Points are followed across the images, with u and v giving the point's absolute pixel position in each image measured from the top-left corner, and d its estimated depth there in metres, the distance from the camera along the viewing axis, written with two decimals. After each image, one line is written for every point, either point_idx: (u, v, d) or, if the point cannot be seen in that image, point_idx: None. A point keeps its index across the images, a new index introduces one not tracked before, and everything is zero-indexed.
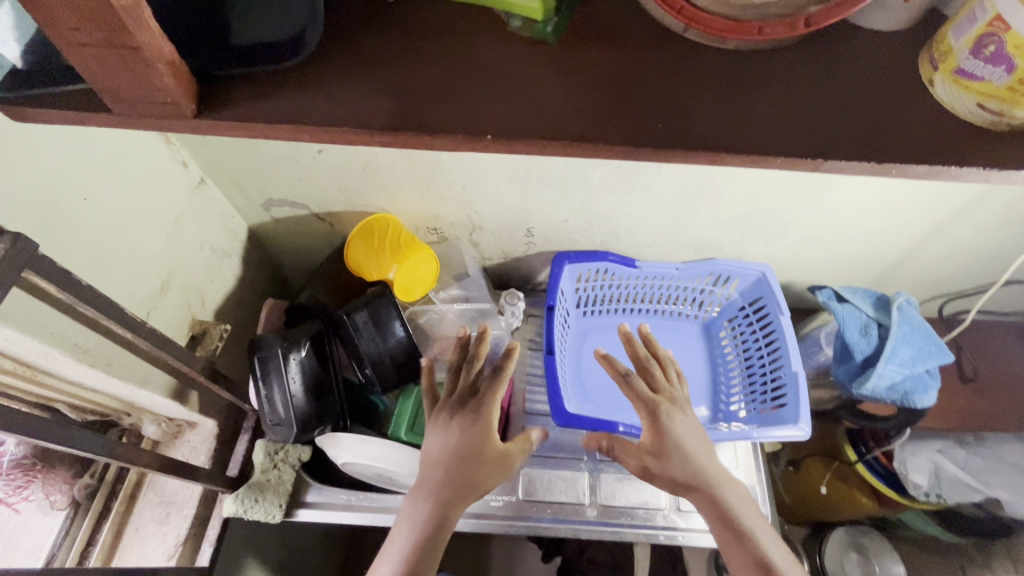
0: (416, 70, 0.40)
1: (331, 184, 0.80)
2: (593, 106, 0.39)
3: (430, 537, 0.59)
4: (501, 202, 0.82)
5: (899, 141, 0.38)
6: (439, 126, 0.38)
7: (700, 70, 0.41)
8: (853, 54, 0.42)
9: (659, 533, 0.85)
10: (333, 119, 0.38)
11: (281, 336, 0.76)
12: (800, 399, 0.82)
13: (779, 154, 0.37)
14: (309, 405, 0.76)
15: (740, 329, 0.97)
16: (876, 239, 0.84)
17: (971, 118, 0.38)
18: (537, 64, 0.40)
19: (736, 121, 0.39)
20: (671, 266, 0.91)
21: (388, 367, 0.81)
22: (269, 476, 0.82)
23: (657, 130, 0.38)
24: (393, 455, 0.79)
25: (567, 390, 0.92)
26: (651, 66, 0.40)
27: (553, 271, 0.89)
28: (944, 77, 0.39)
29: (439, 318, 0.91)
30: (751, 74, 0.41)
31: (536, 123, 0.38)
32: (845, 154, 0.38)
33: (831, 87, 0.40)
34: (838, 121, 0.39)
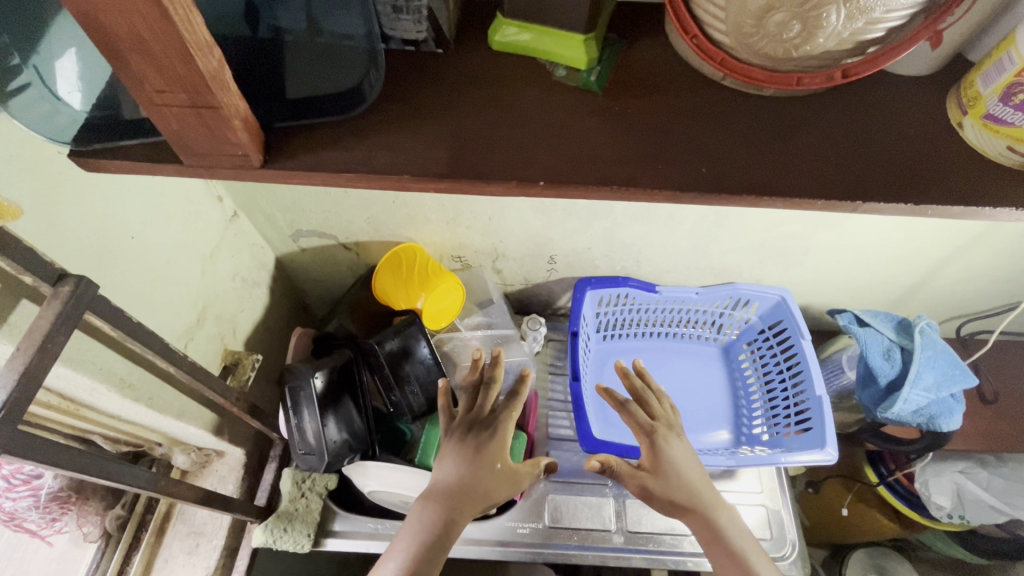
0: (469, 118, 0.42)
1: (360, 216, 0.82)
2: (640, 152, 0.41)
3: (435, 541, 0.58)
4: (525, 231, 0.83)
5: (934, 182, 0.40)
6: (496, 173, 0.40)
7: (738, 115, 0.43)
8: (881, 98, 0.44)
9: (687, 559, 0.85)
10: (397, 169, 0.40)
11: (311, 366, 0.76)
12: (825, 423, 0.83)
13: (819, 197, 0.39)
14: (339, 435, 0.76)
15: (759, 352, 0.98)
16: (894, 264, 0.86)
17: (1002, 159, 0.40)
18: (584, 112, 0.42)
19: (777, 164, 0.41)
20: (691, 290, 0.93)
21: (416, 395, 0.82)
22: (296, 505, 0.82)
23: (701, 175, 0.40)
24: (421, 483, 0.79)
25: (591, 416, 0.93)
26: (689, 113, 0.43)
27: (575, 296, 0.90)
28: (974, 121, 0.40)
29: (464, 346, 0.92)
30: (786, 119, 0.43)
31: (587, 169, 0.40)
32: (882, 197, 0.40)
33: (863, 130, 0.42)
34: (873, 164, 0.41)
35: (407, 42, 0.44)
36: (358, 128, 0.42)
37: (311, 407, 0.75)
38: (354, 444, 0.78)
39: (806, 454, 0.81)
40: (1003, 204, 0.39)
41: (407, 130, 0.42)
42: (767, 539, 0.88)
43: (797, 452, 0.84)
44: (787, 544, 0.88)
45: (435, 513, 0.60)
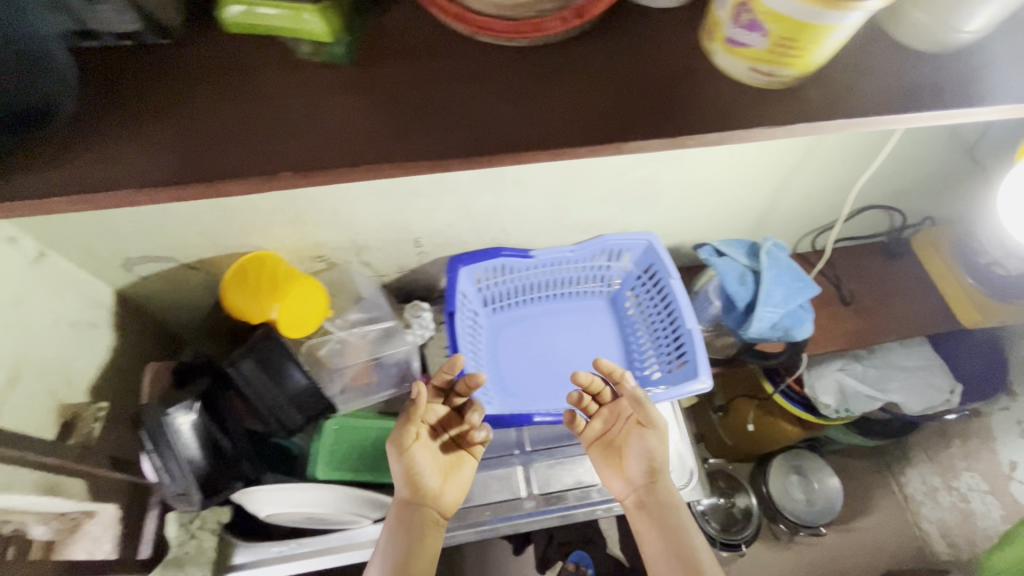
0: (205, 114, 0.38)
1: (192, 232, 0.75)
2: (393, 124, 0.38)
3: (405, 546, 0.67)
4: (380, 218, 0.80)
5: (694, 112, 0.41)
6: (240, 169, 0.36)
7: (498, 68, 0.41)
8: (643, 33, 0.43)
9: (597, 508, 0.88)
10: (129, 184, 0.36)
11: (165, 401, 0.71)
12: (698, 353, 0.87)
13: (583, 144, 0.38)
14: (210, 465, 0.72)
15: (641, 297, 1.01)
16: (741, 193, 0.90)
17: (750, 81, 0.41)
18: (333, 88, 0.39)
19: (538, 114, 0.39)
20: (565, 249, 0.93)
21: (289, 413, 0.75)
22: (186, 548, 0.78)
23: (461, 139, 0.38)
24: (313, 497, 0.78)
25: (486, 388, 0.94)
26: (445, 74, 0.40)
27: (449, 276, 0.89)
28: (719, 46, 0.41)
29: (342, 346, 0.88)
30: (549, 68, 0.41)
31: (337, 152, 0.37)
32: (644, 134, 0.39)
33: (626, 68, 0.42)
34: (636, 99, 0.40)
35: (121, 36, 0.39)
36: (77, 141, 0.37)
37: (172, 443, 0.70)
38: (229, 472, 0.74)
39: (686, 386, 0.86)
40: (759, 128, 0.40)
41: (137, 137, 0.37)
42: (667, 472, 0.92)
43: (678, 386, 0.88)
44: (686, 474, 0.92)
45: (393, 548, 0.68)
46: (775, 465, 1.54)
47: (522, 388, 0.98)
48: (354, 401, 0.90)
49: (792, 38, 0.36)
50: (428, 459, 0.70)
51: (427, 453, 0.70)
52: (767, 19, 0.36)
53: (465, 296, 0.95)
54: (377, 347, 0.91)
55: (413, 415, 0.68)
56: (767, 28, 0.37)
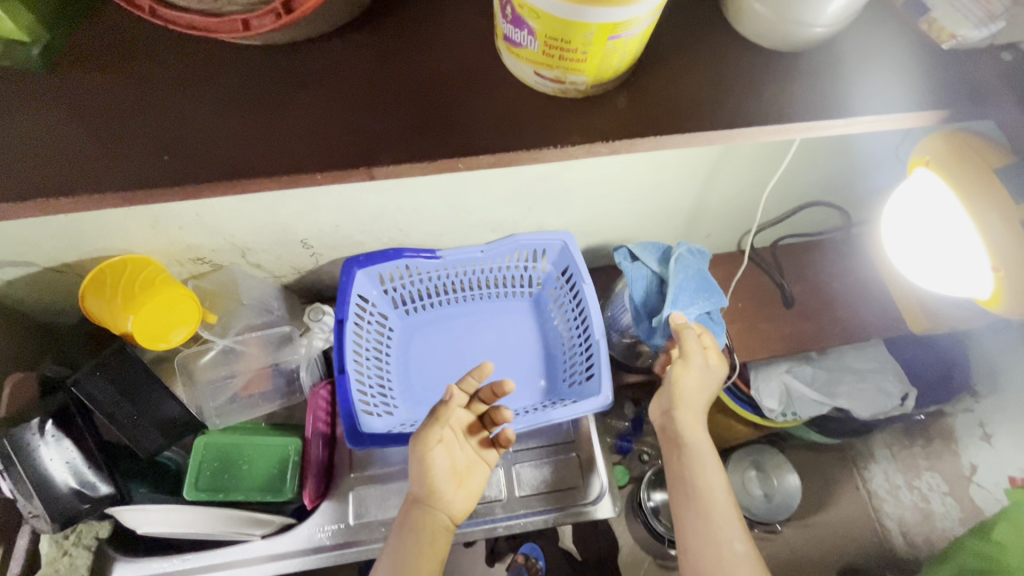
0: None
1: (41, 237, 0.69)
2: (89, 147, 0.34)
3: (411, 550, 0.65)
4: (254, 221, 0.74)
5: (465, 130, 0.34)
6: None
7: (226, 80, 0.36)
8: (419, 30, 0.36)
9: (499, 525, 0.85)
10: None
11: (10, 421, 0.67)
12: (602, 370, 0.81)
13: (311, 171, 0.33)
14: (62, 488, 0.67)
15: (562, 300, 0.93)
16: (660, 190, 0.83)
17: (540, 87, 0.34)
18: (38, 103, 0.36)
19: (257, 133, 0.34)
20: (475, 249, 0.87)
21: (149, 431, 0.69)
22: (57, 566, 0.74)
23: (163, 165, 0.34)
24: (181, 518, 0.73)
25: (388, 397, 0.89)
26: (165, 88, 0.36)
27: (343, 279, 0.83)
28: (502, 45, 0.33)
29: (232, 354, 0.84)
30: (290, 78, 0.35)
31: (18, 178, 0.34)
32: (392, 159, 0.33)
33: (387, 74, 0.35)
34: (389, 112, 0.34)
35: None
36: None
37: (17, 467, 0.65)
38: (88, 496, 0.69)
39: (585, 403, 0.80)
40: (545, 148, 0.33)
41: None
42: (578, 488, 0.87)
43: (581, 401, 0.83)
44: (597, 490, 0.87)
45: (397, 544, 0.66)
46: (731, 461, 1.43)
47: (429, 398, 0.91)
48: (238, 412, 0.85)
49: (562, 38, 0.29)
50: (449, 460, 0.68)
51: (444, 456, 0.68)
52: (527, 14, 0.29)
53: (367, 300, 0.89)
54: (272, 354, 0.86)
55: (442, 416, 0.67)
56: (532, 26, 0.29)
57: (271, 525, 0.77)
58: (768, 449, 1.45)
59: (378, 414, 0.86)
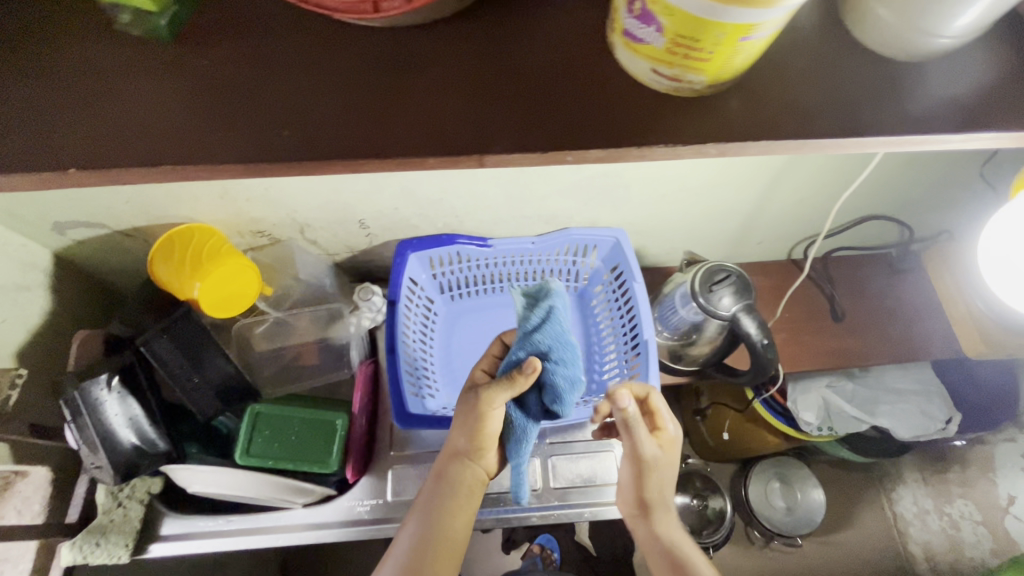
0: (13, 96, 0.36)
1: (115, 200, 0.71)
2: (211, 119, 0.35)
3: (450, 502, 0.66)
4: (317, 198, 0.75)
5: (582, 123, 0.33)
6: (30, 162, 0.34)
7: (343, 58, 0.35)
8: (534, 14, 0.35)
9: (533, 514, 0.86)
10: None
11: (80, 375, 0.70)
12: (650, 370, 0.81)
13: (427, 155, 0.32)
14: (126, 442, 0.70)
15: (608, 297, 0.94)
16: (719, 193, 0.82)
17: (655, 86, 0.33)
18: (149, 68, 0.36)
19: (374, 112, 0.34)
20: (527, 240, 0.87)
21: (211, 396, 0.73)
22: (112, 516, 0.77)
23: (281, 140, 0.34)
24: (235, 481, 0.76)
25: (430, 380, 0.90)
26: (285, 63, 0.36)
27: (396, 261, 0.84)
28: (619, 39, 0.33)
29: (286, 325, 0.87)
30: (405, 60, 0.35)
31: (144, 147, 0.34)
32: (506, 147, 0.33)
33: (505, 60, 0.34)
34: (502, 99, 0.34)
35: None
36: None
37: (87, 419, 0.68)
38: (148, 451, 0.72)
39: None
40: (656, 146, 0.33)
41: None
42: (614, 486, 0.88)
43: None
44: None
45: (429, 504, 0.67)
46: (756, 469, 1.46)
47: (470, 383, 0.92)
48: (290, 381, 0.87)
49: (692, 37, 0.29)
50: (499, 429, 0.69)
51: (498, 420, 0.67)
52: (659, 9, 0.28)
53: (416, 283, 0.90)
54: (324, 330, 0.88)
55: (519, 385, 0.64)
56: (661, 23, 0.29)
57: (313, 494, 0.79)
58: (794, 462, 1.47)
59: (423, 395, 0.87)
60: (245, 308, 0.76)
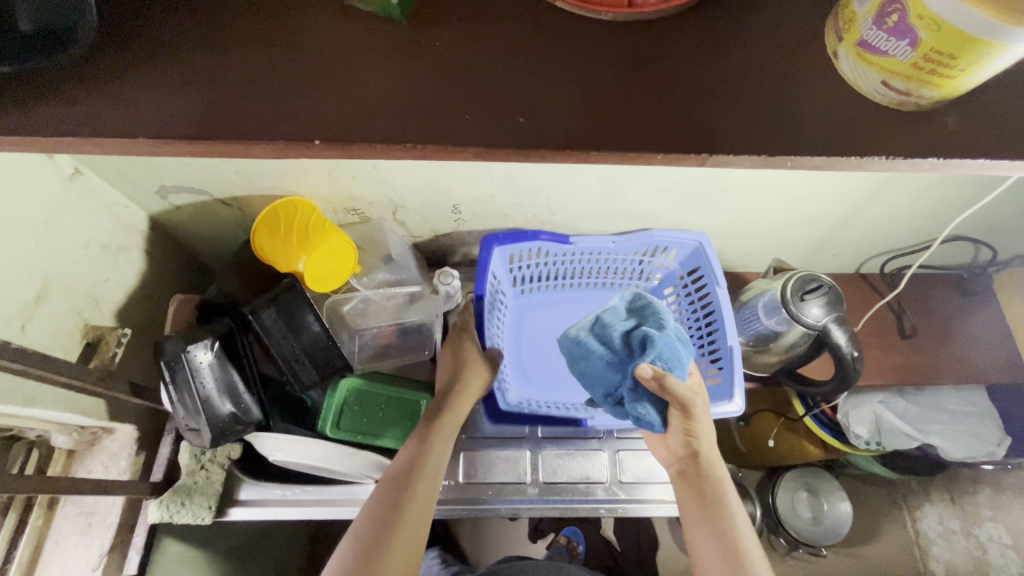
0: (238, 59, 0.34)
1: (225, 168, 0.71)
2: (444, 99, 0.33)
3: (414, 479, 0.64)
4: (419, 180, 0.75)
5: (805, 132, 0.34)
6: (258, 133, 0.32)
7: (578, 48, 0.35)
8: (760, 19, 0.36)
9: (601, 507, 0.85)
10: (142, 132, 0.32)
11: (184, 337, 0.71)
12: (734, 373, 0.81)
13: (659, 150, 0.33)
14: (222, 406, 0.71)
15: (679, 298, 0.95)
16: (814, 203, 0.82)
17: (878, 97, 0.34)
18: (376, 40, 0.34)
19: (610, 107, 0.33)
20: (608, 241, 0.86)
21: (307, 368, 0.74)
22: (196, 477, 0.79)
23: (520, 127, 0.33)
24: (320, 453, 0.76)
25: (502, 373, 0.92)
26: (519, 49, 0.34)
27: (482, 255, 0.84)
28: (848, 50, 0.34)
29: (365, 307, 0.85)
30: (627, 56, 0.35)
31: (374, 124, 0.32)
32: (734, 148, 0.33)
33: (733, 68, 0.35)
34: (731, 103, 0.34)
35: None
36: (94, 74, 0.34)
37: (189, 382, 0.70)
38: (242, 419, 0.73)
39: (716, 407, 0.81)
40: (877, 155, 0.33)
41: (158, 80, 0.33)
42: None
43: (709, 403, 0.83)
44: None
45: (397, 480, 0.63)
46: (785, 477, 1.37)
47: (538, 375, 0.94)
48: (376, 360, 0.89)
49: (949, 53, 0.29)
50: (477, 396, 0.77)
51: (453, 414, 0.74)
52: (922, 25, 0.29)
53: (496, 278, 0.90)
54: (403, 312, 0.87)
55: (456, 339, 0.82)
56: (919, 37, 0.29)
57: (388, 470, 0.79)
58: (823, 474, 1.38)
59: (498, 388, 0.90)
60: (342, 283, 0.78)
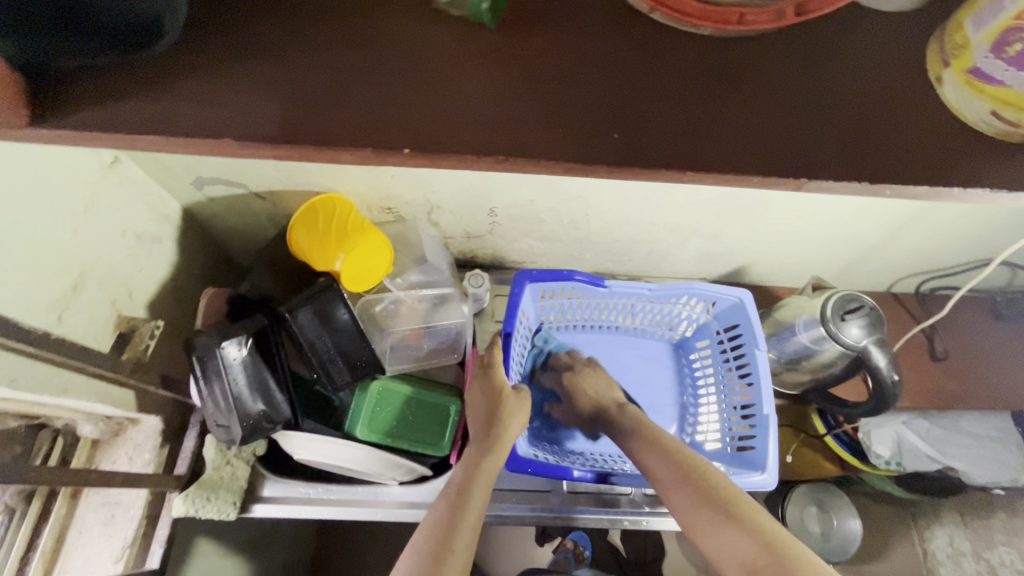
0: (330, 60, 0.34)
1: (264, 162, 0.70)
2: (539, 113, 0.33)
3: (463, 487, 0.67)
4: (460, 183, 0.74)
5: (901, 159, 0.34)
6: (347, 141, 0.32)
7: (673, 65, 0.35)
8: (849, 44, 0.37)
9: (623, 519, 0.84)
10: (228, 132, 0.33)
11: (218, 333, 0.70)
12: (768, 445, 0.81)
13: (757, 174, 0.33)
14: (254, 404, 0.70)
15: (712, 354, 0.95)
16: (858, 222, 0.80)
17: (983, 127, 0.35)
18: (465, 53, 0.35)
19: (708, 128, 0.34)
20: (643, 286, 0.88)
21: (339, 366, 0.74)
22: (221, 472, 0.79)
23: (612, 143, 0.33)
24: (349, 454, 0.76)
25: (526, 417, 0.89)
26: (613, 65, 0.35)
27: (514, 291, 0.84)
28: (954, 75, 0.35)
29: (396, 308, 0.85)
30: (732, 71, 0.35)
31: (471, 136, 0.33)
32: (835, 175, 0.33)
33: (826, 94, 0.35)
34: (827, 132, 0.34)
35: None
36: (175, 68, 0.35)
37: (223, 378, 0.69)
38: (272, 416, 0.72)
39: (746, 476, 0.81)
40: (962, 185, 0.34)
41: (243, 74, 0.34)
42: None
43: (737, 472, 0.83)
44: None
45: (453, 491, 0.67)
46: (796, 490, 1.28)
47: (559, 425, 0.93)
48: (403, 362, 0.88)
49: None
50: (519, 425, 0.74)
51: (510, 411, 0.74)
52: None
53: (525, 313, 0.90)
54: (432, 315, 0.87)
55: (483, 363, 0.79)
56: None
57: (414, 473, 0.79)
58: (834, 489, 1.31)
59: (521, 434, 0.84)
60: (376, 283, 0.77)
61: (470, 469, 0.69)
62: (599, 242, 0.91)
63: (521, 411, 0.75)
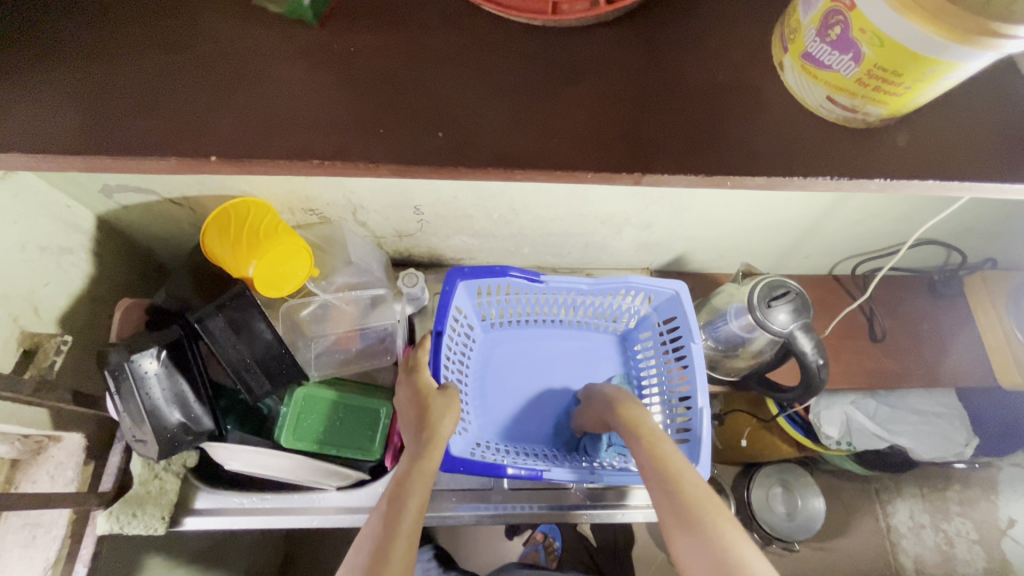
0: (164, 69, 0.39)
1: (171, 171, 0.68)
2: (362, 115, 0.38)
3: (394, 496, 0.65)
4: (376, 184, 0.72)
5: (721, 144, 0.38)
6: (148, 147, 0.37)
7: (502, 69, 0.39)
8: (680, 41, 0.41)
9: (564, 513, 0.84)
10: (41, 144, 0.36)
11: (128, 347, 0.68)
12: (703, 438, 0.81)
13: (587, 170, 0.37)
14: (172, 419, 0.69)
15: (654, 344, 0.94)
16: (784, 207, 0.80)
17: (825, 112, 0.38)
18: (305, 68, 0.39)
19: (540, 132, 0.38)
20: (581, 280, 0.87)
21: (259, 377, 0.73)
22: (148, 487, 0.76)
23: (438, 141, 0.38)
24: (276, 462, 0.74)
25: (467, 413, 0.88)
26: (441, 62, 0.40)
27: (446, 289, 0.83)
28: (794, 61, 0.38)
29: (326, 310, 0.84)
30: (563, 69, 0.40)
31: (282, 143, 0.38)
32: (664, 167, 0.37)
33: (639, 90, 0.39)
34: (656, 126, 0.38)
35: None
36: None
37: (139, 392, 0.67)
38: (193, 428, 0.70)
39: None
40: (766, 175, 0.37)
41: (66, 86, 0.38)
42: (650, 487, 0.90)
43: None
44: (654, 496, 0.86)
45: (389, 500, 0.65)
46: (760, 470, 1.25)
47: (502, 421, 0.92)
48: (337, 365, 0.86)
49: (892, 70, 0.32)
50: (449, 425, 0.73)
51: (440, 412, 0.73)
52: (861, 38, 0.32)
53: (461, 311, 0.88)
54: (365, 317, 0.85)
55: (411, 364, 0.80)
56: (861, 51, 0.33)
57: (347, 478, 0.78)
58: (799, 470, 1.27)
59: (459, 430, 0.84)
60: (297, 288, 0.76)
61: (401, 477, 0.68)
62: (534, 236, 0.89)
63: (450, 412, 0.74)
